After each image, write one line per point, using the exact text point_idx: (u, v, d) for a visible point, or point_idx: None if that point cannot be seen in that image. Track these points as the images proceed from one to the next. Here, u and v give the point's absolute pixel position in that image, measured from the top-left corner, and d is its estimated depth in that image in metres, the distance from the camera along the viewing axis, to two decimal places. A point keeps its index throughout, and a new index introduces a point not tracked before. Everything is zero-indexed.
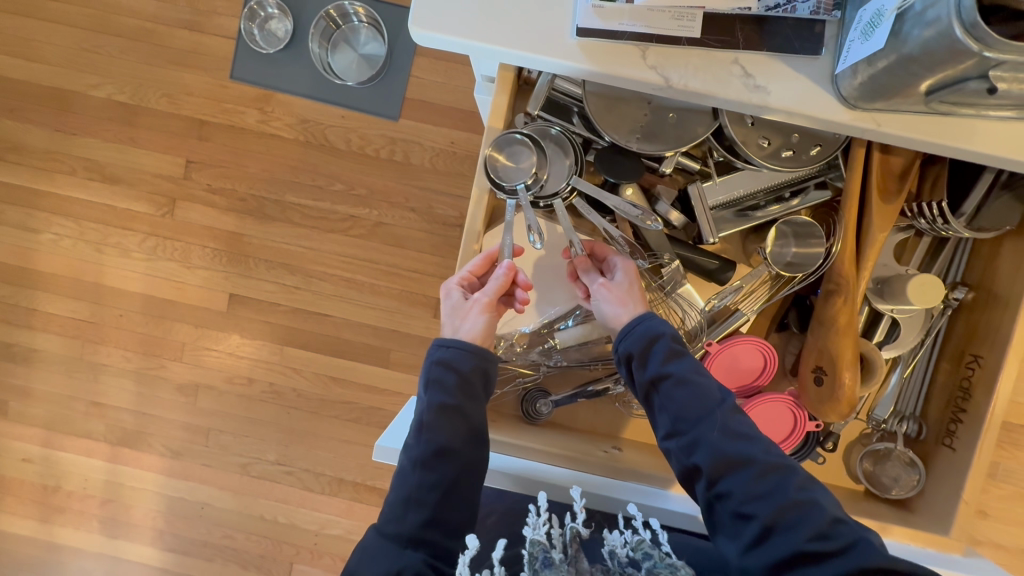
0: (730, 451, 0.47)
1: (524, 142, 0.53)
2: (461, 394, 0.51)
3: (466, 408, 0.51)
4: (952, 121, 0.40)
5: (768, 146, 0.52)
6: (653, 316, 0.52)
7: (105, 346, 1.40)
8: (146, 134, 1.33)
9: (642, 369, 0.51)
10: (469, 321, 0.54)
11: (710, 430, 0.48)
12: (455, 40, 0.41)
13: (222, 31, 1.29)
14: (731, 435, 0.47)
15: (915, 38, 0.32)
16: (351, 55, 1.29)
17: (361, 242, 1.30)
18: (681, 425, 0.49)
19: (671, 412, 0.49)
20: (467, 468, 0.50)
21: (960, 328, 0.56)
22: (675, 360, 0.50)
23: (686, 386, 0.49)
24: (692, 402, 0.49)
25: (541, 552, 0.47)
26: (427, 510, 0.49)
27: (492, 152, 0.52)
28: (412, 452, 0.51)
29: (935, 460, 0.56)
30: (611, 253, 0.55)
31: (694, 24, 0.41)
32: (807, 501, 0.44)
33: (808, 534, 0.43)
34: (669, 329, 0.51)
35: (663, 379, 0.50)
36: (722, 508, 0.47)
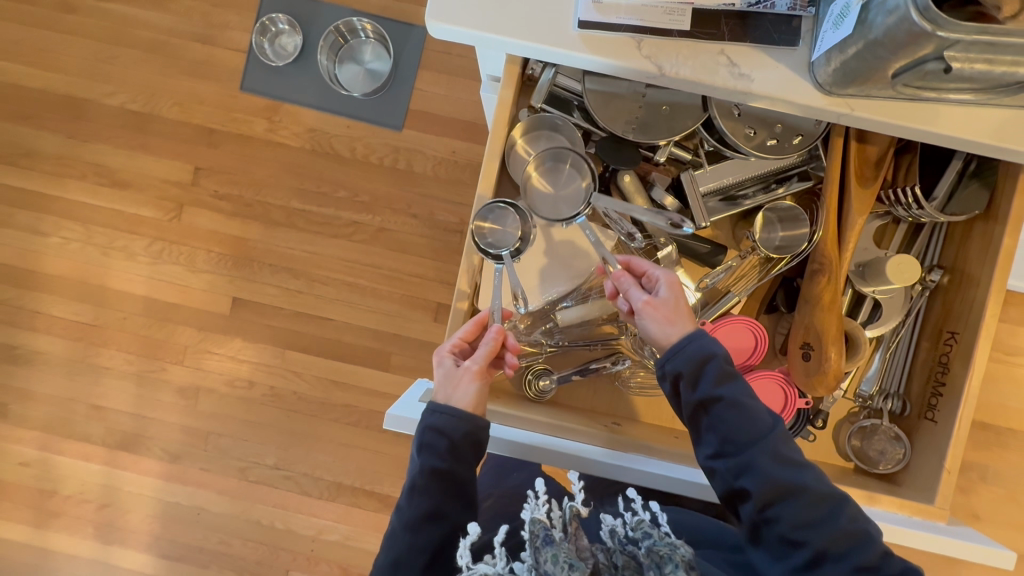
0: (783, 478, 0.48)
1: (505, 207, 0.58)
2: (453, 460, 0.53)
3: (458, 476, 0.53)
4: (917, 106, 0.44)
5: (755, 136, 0.56)
6: (702, 335, 0.51)
7: (107, 348, 1.41)
8: (157, 141, 1.37)
9: (692, 389, 0.50)
10: (461, 389, 0.55)
11: (762, 456, 0.48)
12: (467, 32, 0.46)
13: (233, 44, 1.35)
14: (784, 462, 0.48)
15: (879, 24, 0.36)
16: (356, 68, 1.34)
17: (364, 246, 1.34)
18: (730, 447, 0.49)
19: (721, 434, 0.50)
20: (455, 529, 0.53)
21: (938, 307, 0.60)
22: (727, 383, 0.50)
23: (739, 410, 0.49)
24: (744, 426, 0.49)
25: (542, 529, 0.47)
26: (413, 571, 0.51)
27: (477, 224, 0.58)
28: (402, 517, 0.53)
29: (919, 434, 0.59)
30: (651, 267, 0.55)
31: (684, 18, 0.45)
32: (857, 532, 0.47)
33: (856, 565, 0.46)
34: (721, 351, 0.50)
35: (714, 402, 0.50)
36: (768, 530, 0.48)
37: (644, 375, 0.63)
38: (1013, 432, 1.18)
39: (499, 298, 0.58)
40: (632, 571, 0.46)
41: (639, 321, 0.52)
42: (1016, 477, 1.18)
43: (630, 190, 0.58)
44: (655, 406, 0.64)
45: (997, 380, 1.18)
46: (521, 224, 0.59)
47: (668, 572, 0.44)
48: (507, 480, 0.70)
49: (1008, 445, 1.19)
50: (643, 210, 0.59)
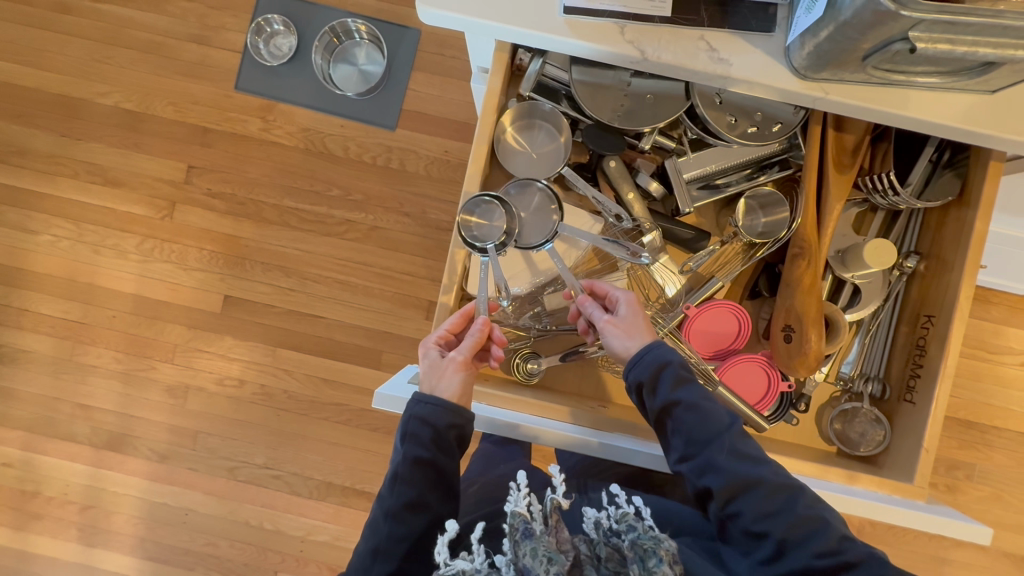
0: (742, 474, 0.49)
1: (491, 201, 0.58)
2: (439, 448, 0.53)
3: (441, 467, 0.53)
4: (887, 91, 0.46)
5: (736, 124, 0.57)
6: (659, 344, 0.53)
7: (95, 347, 1.40)
8: (150, 140, 1.38)
9: (652, 396, 0.52)
10: (446, 380, 0.55)
11: (721, 453, 0.50)
12: (458, 17, 0.47)
13: (229, 45, 1.36)
14: (741, 457, 0.49)
15: (848, 5, 0.38)
16: (350, 69, 1.35)
17: (357, 245, 1.34)
18: (692, 448, 0.51)
19: (683, 435, 0.51)
20: (438, 519, 0.53)
21: (915, 292, 0.61)
22: (684, 386, 0.51)
23: (697, 412, 0.51)
24: (702, 426, 0.50)
25: (522, 523, 0.46)
26: (394, 562, 0.51)
27: (464, 218, 0.58)
28: (385, 507, 0.53)
29: (898, 416, 0.60)
30: (611, 288, 0.58)
31: (665, 5, 0.47)
32: (815, 520, 0.47)
33: (818, 551, 0.46)
34: (676, 357, 0.52)
35: (674, 405, 0.51)
36: (734, 525, 0.49)
37: None
38: (996, 430, 1.20)
39: (485, 290, 0.58)
40: (615, 564, 0.46)
41: (602, 338, 0.55)
42: (999, 474, 1.20)
43: (615, 175, 0.60)
44: None
45: (980, 378, 1.20)
46: (507, 219, 0.58)
47: (653, 568, 0.44)
48: (493, 470, 0.69)
49: (993, 443, 1.21)
50: (629, 196, 0.60)
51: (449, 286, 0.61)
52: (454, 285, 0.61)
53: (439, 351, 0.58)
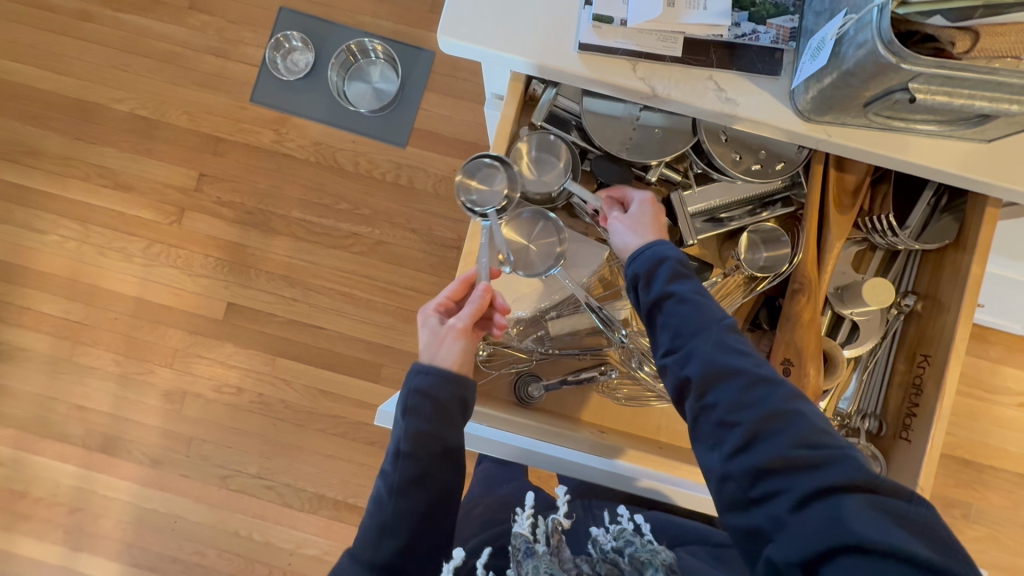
0: (722, 362, 0.46)
1: (492, 164, 0.60)
2: (445, 421, 0.52)
3: (442, 439, 0.52)
4: (887, 135, 0.48)
5: (740, 161, 0.59)
6: (661, 243, 0.53)
7: (95, 348, 1.40)
8: (163, 146, 1.40)
9: (647, 289, 0.52)
10: (445, 348, 0.54)
11: (705, 343, 0.48)
12: (475, 47, 0.49)
13: (246, 59, 1.40)
14: (728, 350, 0.47)
15: (851, 56, 0.40)
16: (364, 87, 1.38)
17: (362, 258, 1.36)
18: (679, 341, 0.49)
19: (671, 327, 0.50)
20: (443, 490, 0.52)
21: (912, 331, 0.62)
22: (680, 279, 0.51)
23: (687, 303, 0.49)
24: (691, 316, 0.49)
25: (523, 542, 0.48)
26: (403, 541, 0.50)
27: (464, 179, 0.60)
28: (391, 482, 0.51)
29: (893, 453, 0.61)
30: (629, 192, 0.58)
31: (676, 45, 0.48)
32: (793, 412, 0.43)
33: (791, 442, 0.42)
34: (675, 254, 0.52)
35: (667, 298, 0.50)
36: (708, 418, 0.46)
37: (630, 386, 0.65)
38: (993, 469, 1.20)
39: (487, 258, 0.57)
40: None
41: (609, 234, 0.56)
42: (995, 515, 1.19)
43: None
44: (639, 419, 0.66)
45: (978, 417, 1.20)
46: (506, 182, 0.60)
47: None
48: (497, 490, 0.69)
49: (992, 483, 1.20)
50: None
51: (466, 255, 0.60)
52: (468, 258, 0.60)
53: (438, 318, 0.56)
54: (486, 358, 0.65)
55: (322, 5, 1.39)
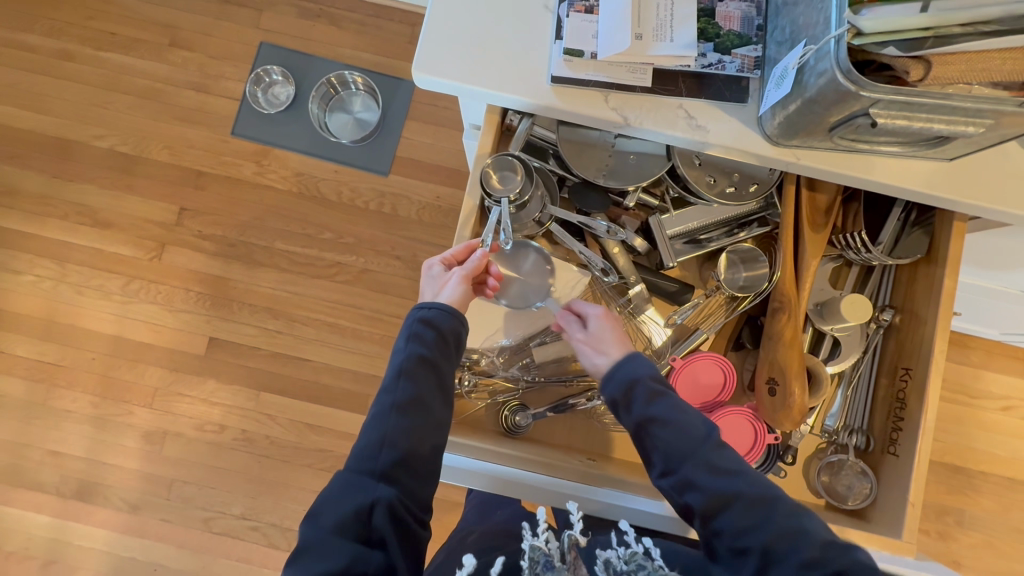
0: (720, 489, 0.47)
1: (515, 167, 0.59)
2: (444, 353, 0.54)
3: (438, 366, 0.53)
4: (853, 156, 0.49)
5: (715, 184, 0.60)
6: (630, 360, 0.54)
7: (71, 390, 1.36)
8: (143, 182, 1.39)
9: (628, 413, 0.52)
10: (447, 289, 0.56)
11: (697, 469, 0.48)
12: (451, 82, 0.50)
13: (227, 93, 1.40)
14: (719, 473, 0.48)
15: (813, 84, 0.41)
16: (346, 117, 1.39)
17: (347, 287, 1.35)
18: (672, 464, 0.50)
19: (661, 451, 0.50)
20: (437, 422, 0.52)
21: (892, 345, 0.63)
22: (658, 399, 0.51)
23: (671, 428, 0.50)
24: (678, 440, 0.50)
25: (542, 555, 0.45)
26: (400, 450, 0.50)
27: (487, 170, 0.58)
28: (391, 397, 0.52)
29: (882, 468, 0.61)
30: (581, 307, 0.59)
31: (645, 76, 0.50)
32: (796, 531, 0.45)
33: (802, 563, 0.44)
34: (645, 371, 0.53)
35: (649, 422, 0.51)
36: (719, 544, 0.47)
37: None
38: (983, 475, 1.21)
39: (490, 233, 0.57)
40: None
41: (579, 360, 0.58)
42: (989, 521, 1.20)
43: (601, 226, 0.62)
44: (630, 443, 0.65)
45: (964, 424, 1.21)
46: (523, 186, 0.58)
47: None
48: (490, 517, 0.66)
49: (983, 490, 1.21)
50: (615, 251, 0.62)
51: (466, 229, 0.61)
52: (471, 227, 0.61)
53: (443, 266, 0.58)
54: (470, 389, 0.64)
55: (302, 39, 1.41)
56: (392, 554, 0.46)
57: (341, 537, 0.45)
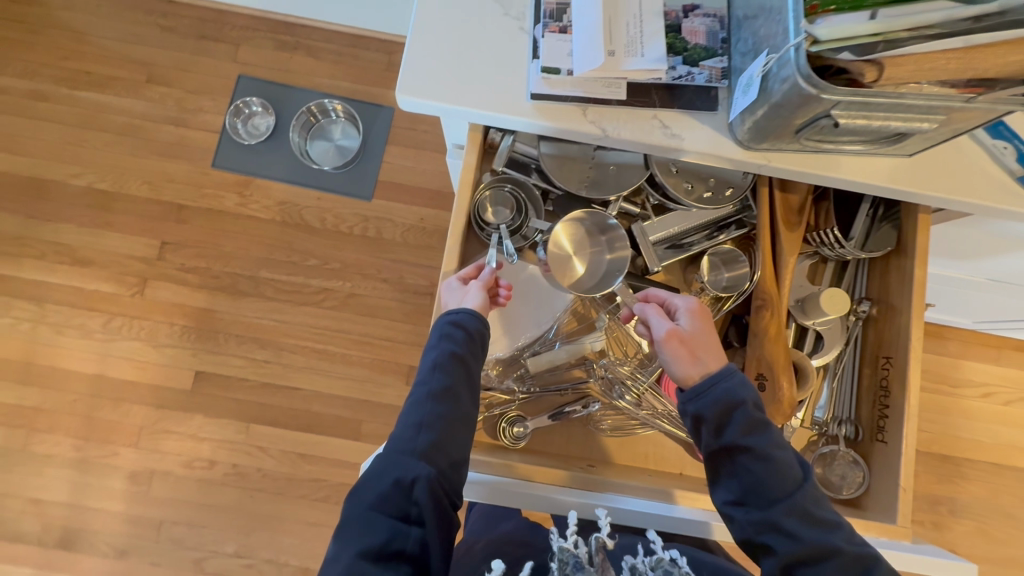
0: (808, 537, 0.49)
1: (505, 189, 0.63)
2: (479, 345, 0.56)
3: (469, 358, 0.55)
4: (820, 155, 0.52)
5: (693, 190, 0.63)
6: (730, 380, 0.53)
7: (52, 434, 1.32)
8: (123, 218, 1.38)
9: (718, 435, 0.52)
10: (468, 298, 0.57)
11: (785, 512, 0.50)
12: (434, 104, 0.52)
13: (207, 126, 1.41)
14: (809, 522, 0.50)
15: (777, 90, 0.44)
16: (327, 145, 1.41)
17: (335, 313, 1.34)
18: (757, 498, 0.51)
19: (747, 483, 0.51)
20: (467, 414, 0.54)
21: (871, 335, 0.65)
22: (756, 432, 0.51)
23: (767, 463, 0.51)
24: (770, 478, 0.50)
25: (572, 557, 0.45)
26: (435, 435, 0.52)
27: (482, 193, 0.63)
28: (431, 382, 0.54)
29: (872, 456, 0.62)
30: (671, 298, 0.59)
31: (620, 89, 0.52)
32: None
33: None
34: (749, 399, 0.52)
35: (742, 451, 0.51)
36: None
37: (615, 418, 0.65)
38: (969, 462, 1.24)
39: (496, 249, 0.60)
40: None
41: (662, 350, 0.56)
42: (979, 507, 1.22)
43: None
44: (627, 447, 0.66)
45: (948, 412, 1.25)
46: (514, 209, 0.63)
47: None
48: (497, 527, 0.66)
49: (972, 476, 1.24)
50: None
51: (454, 243, 0.60)
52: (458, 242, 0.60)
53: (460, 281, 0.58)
54: None
55: (280, 71, 1.43)
56: (428, 531, 0.48)
57: (380, 512, 0.48)
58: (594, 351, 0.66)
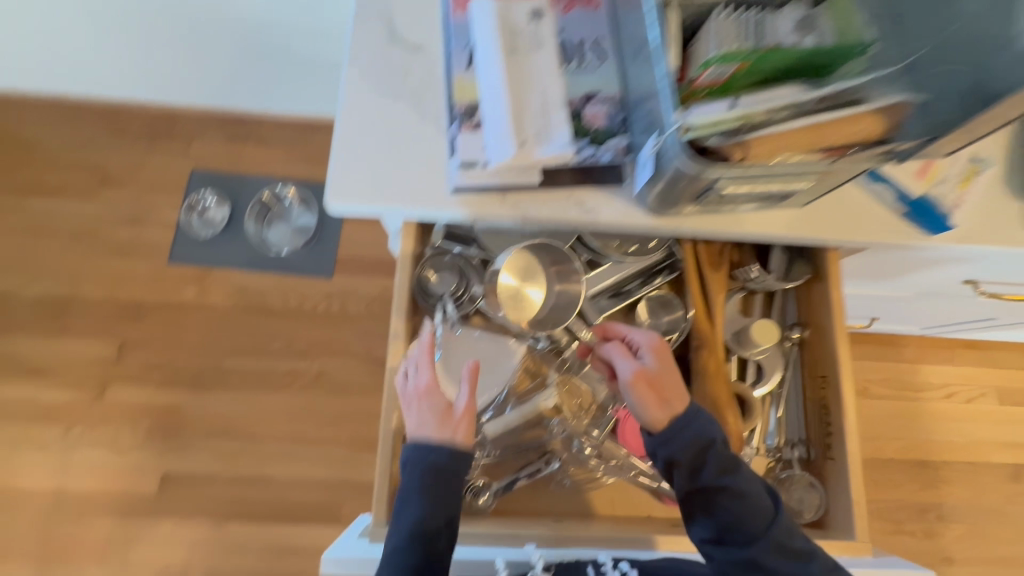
0: (784, 565, 0.53)
1: (447, 261, 0.67)
2: (452, 450, 0.53)
3: (437, 462, 0.53)
4: (724, 216, 0.57)
5: (622, 244, 0.66)
6: (698, 421, 0.55)
7: (8, 563, 1.23)
8: (78, 323, 1.36)
9: (694, 475, 0.54)
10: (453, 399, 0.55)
11: (764, 546, 0.53)
12: (365, 206, 0.55)
13: (162, 222, 1.42)
14: (785, 551, 0.53)
15: (670, 167, 0.48)
16: (284, 227, 1.43)
17: (304, 394, 1.32)
18: (735, 534, 0.54)
19: (725, 521, 0.54)
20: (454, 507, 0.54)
21: (806, 357, 0.69)
22: (727, 472, 0.54)
23: (742, 500, 0.53)
24: (746, 514, 0.53)
25: None
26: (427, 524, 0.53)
27: (424, 270, 0.66)
28: (409, 451, 0.54)
29: (827, 475, 0.65)
30: (632, 334, 0.59)
31: (533, 173, 0.56)
32: None
33: None
34: (719, 437, 0.55)
35: (717, 490, 0.54)
36: None
37: (578, 471, 0.66)
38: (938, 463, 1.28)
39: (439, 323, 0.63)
40: None
41: (627, 388, 0.55)
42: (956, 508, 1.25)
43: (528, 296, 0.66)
44: (593, 498, 0.68)
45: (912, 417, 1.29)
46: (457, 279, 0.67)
47: None
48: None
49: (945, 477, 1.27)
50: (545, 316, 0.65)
51: (401, 318, 0.63)
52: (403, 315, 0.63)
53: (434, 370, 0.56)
54: None
55: (232, 161, 1.47)
56: None
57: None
58: (548, 408, 0.63)
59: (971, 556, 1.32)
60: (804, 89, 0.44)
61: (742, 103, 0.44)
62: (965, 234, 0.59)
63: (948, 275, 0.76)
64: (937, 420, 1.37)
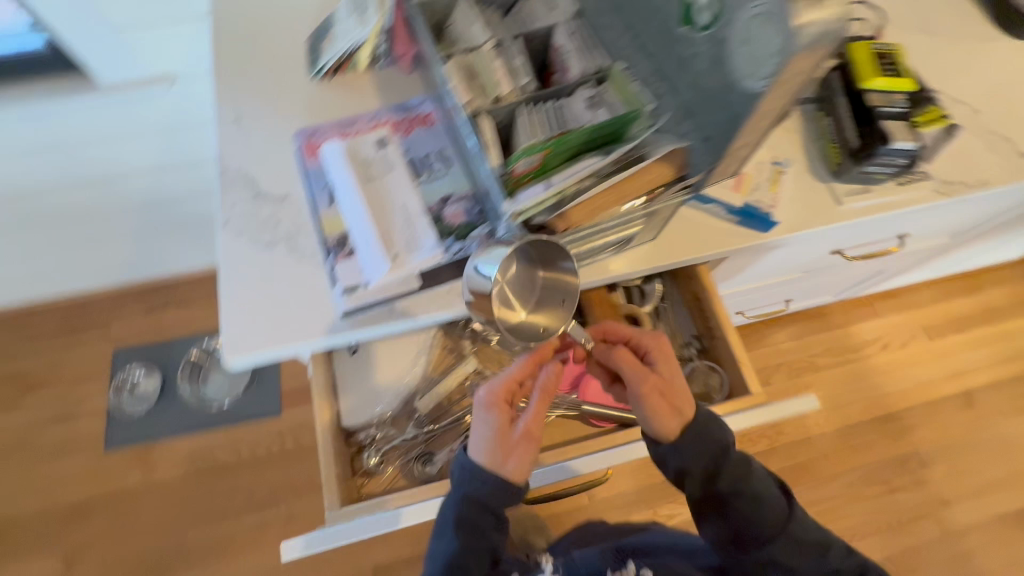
0: (801, 560, 0.57)
1: None
2: (495, 480, 0.53)
3: (480, 502, 0.54)
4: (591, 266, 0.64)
5: None
6: (714, 431, 0.57)
7: None
8: (17, 547, 1.25)
9: (709, 484, 0.57)
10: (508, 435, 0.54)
11: (779, 545, 0.57)
12: (263, 355, 0.59)
13: (92, 410, 1.37)
14: (802, 547, 0.57)
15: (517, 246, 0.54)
16: (222, 378, 1.41)
17: (278, 545, 1.26)
18: (754, 536, 0.57)
19: (744, 526, 0.57)
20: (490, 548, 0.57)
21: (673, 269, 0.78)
22: (740, 479, 0.57)
23: (758, 504, 0.57)
24: (764, 516, 0.56)
25: None
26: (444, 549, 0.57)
27: None
28: (461, 457, 0.55)
29: (718, 353, 0.73)
30: (648, 344, 0.59)
31: (412, 281, 0.61)
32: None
33: None
34: (734, 443, 0.58)
35: (733, 496, 0.57)
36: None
37: None
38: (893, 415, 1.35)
39: None
40: None
41: (643, 401, 0.55)
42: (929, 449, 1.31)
43: None
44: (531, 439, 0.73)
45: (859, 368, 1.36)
46: None
47: None
48: None
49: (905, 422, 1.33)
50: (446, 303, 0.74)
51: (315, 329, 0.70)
52: None
53: (493, 401, 0.54)
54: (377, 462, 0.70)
55: (156, 328, 1.45)
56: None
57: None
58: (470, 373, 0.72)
59: (959, 490, 1.37)
60: (601, 156, 0.52)
61: (555, 179, 0.51)
62: (790, 223, 0.68)
63: (761, 272, 0.90)
64: (880, 373, 1.46)
